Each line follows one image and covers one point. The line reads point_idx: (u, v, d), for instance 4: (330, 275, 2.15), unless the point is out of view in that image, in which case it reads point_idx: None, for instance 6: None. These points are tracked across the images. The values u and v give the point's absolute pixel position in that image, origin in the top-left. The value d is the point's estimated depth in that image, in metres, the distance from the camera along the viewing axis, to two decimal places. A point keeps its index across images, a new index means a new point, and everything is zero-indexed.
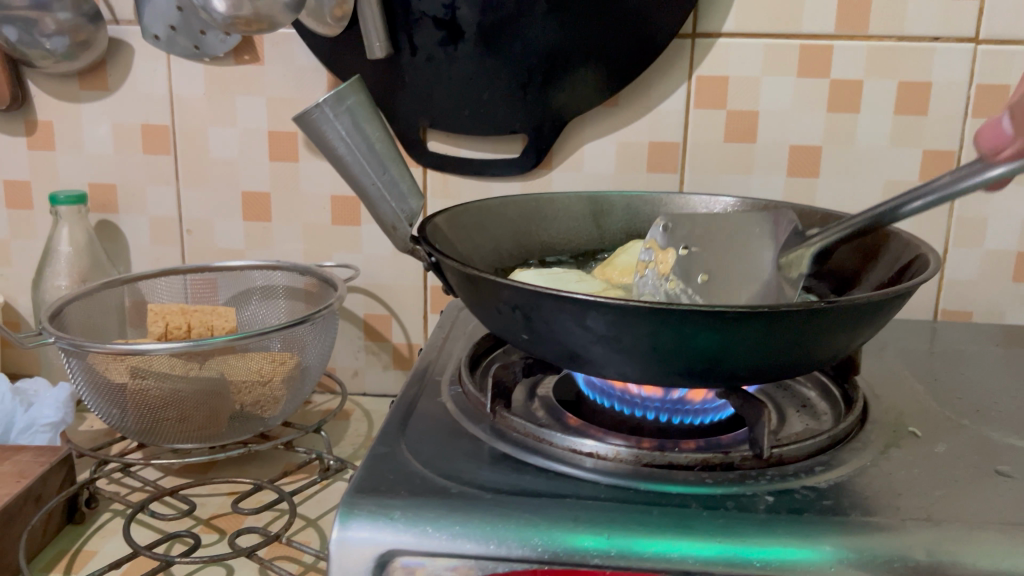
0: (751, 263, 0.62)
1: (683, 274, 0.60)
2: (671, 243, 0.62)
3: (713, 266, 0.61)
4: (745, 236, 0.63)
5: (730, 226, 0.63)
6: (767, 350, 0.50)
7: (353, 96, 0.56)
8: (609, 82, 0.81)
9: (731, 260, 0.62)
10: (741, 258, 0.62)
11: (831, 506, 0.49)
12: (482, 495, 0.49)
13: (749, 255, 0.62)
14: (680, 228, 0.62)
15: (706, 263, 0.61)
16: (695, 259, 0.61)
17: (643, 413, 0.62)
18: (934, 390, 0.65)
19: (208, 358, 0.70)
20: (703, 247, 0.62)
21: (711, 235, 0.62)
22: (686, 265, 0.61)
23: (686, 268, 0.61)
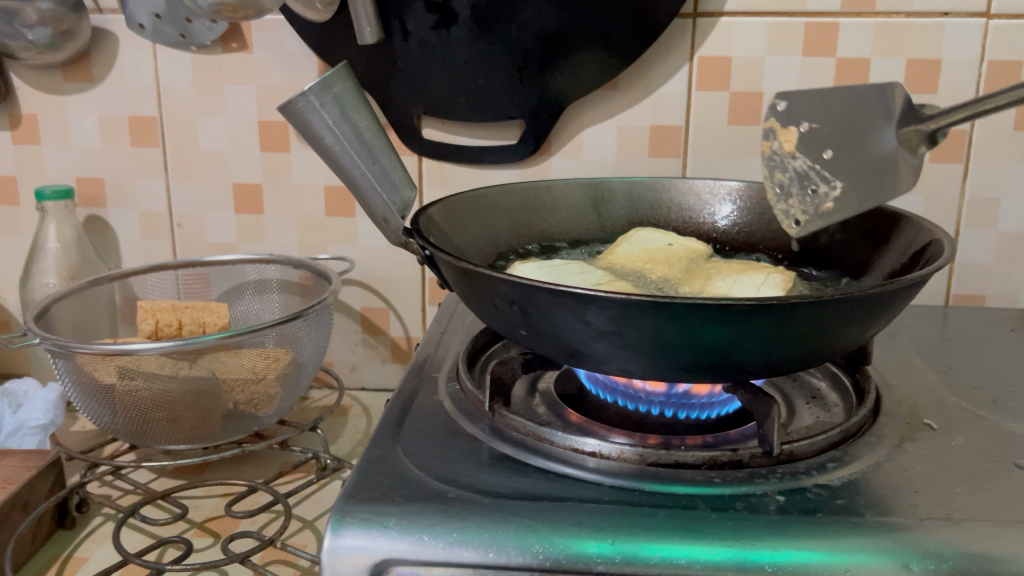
0: (873, 139, 0.55)
1: (809, 150, 0.57)
2: (791, 120, 0.59)
3: (835, 140, 0.56)
4: (855, 108, 0.57)
5: (834, 108, 0.58)
6: (776, 343, 0.48)
7: (340, 84, 0.54)
8: (608, 64, 0.78)
9: (857, 134, 0.56)
10: (859, 136, 0.56)
11: (844, 506, 0.47)
12: (480, 500, 0.47)
13: (865, 133, 0.56)
14: (800, 106, 0.59)
15: (831, 136, 0.56)
16: (821, 134, 0.57)
17: (647, 409, 0.60)
18: (949, 378, 0.63)
19: (199, 356, 0.68)
20: (828, 120, 0.57)
21: (834, 108, 0.58)
22: (813, 139, 0.57)
23: (813, 144, 0.57)
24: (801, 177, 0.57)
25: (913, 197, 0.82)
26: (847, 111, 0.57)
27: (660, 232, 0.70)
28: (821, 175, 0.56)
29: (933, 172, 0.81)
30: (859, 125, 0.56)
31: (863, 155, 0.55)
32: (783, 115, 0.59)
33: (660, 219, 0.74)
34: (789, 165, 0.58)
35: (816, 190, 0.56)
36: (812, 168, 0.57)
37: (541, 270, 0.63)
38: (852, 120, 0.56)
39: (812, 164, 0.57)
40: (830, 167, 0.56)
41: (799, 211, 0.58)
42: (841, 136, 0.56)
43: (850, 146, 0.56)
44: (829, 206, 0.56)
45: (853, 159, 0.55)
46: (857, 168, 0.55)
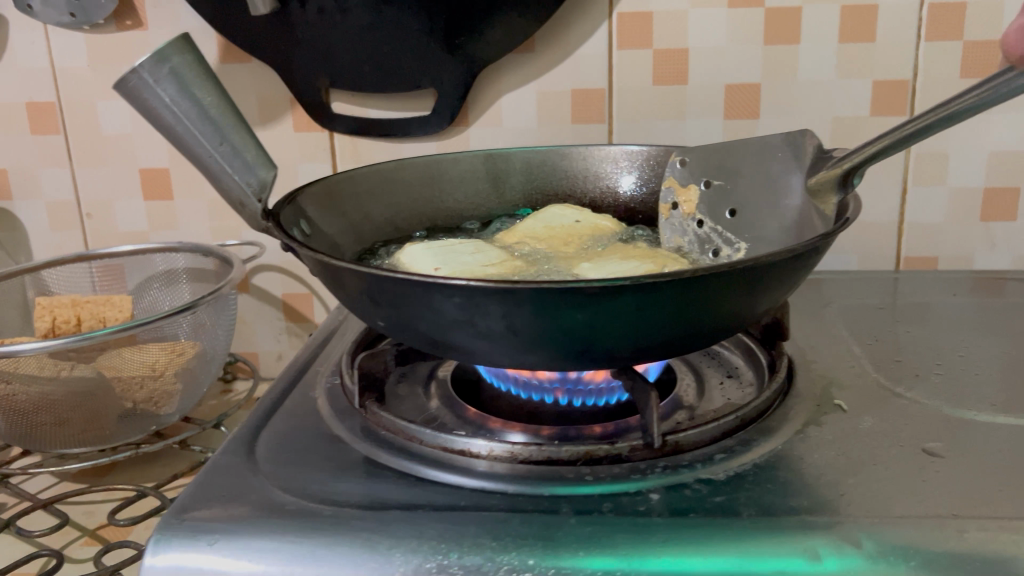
0: (782, 193, 0.53)
1: (707, 214, 0.58)
2: (689, 180, 0.60)
3: (738, 201, 0.56)
4: (762, 163, 0.54)
5: (742, 159, 0.56)
6: (648, 323, 0.44)
7: (176, 57, 0.50)
8: (518, 25, 0.73)
9: (762, 192, 0.54)
10: (770, 195, 0.53)
11: (722, 504, 0.42)
12: (321, 511, 0.43)
13: (772, 188, 0.53)
14: (695, 164, 0.59)
15: (733, 197, 0.56)
16: (720, 195, 0.57)
17: (541, 397, 0.56)
18: (873, 351, 0.58)
19: (97, 353, 0.64)
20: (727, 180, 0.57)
21: (737, 164, 0.56)
22: (710, 203, 0.58)
23: (713, 206, 0.58)
24: (704, 238, 0.59)
25: None
26: (756, 166, 0.55)
27: (571, 209, 0.65)
28: (725, 237, 0.57)
29: (874, 128, 0.76)
30: (764, 181, 0.54)
31: (766, 212, 0.54)
32: (683, 174, 0.60)
33: (577, 189, 0.69)
34: (690, 226, 0.60)
35: (721, 252, 0.57)
36: (715, 230, 0.58)
37: (430, 252, 0.57)
38: (764, 174, 0.54)
39: (715, 226, 0.58)
40: (734, 228, 0.56)
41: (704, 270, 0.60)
42: (746, 196, 0.55)
43: (753, 206, 0.55)
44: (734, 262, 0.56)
45: (757, 216, 0.54)
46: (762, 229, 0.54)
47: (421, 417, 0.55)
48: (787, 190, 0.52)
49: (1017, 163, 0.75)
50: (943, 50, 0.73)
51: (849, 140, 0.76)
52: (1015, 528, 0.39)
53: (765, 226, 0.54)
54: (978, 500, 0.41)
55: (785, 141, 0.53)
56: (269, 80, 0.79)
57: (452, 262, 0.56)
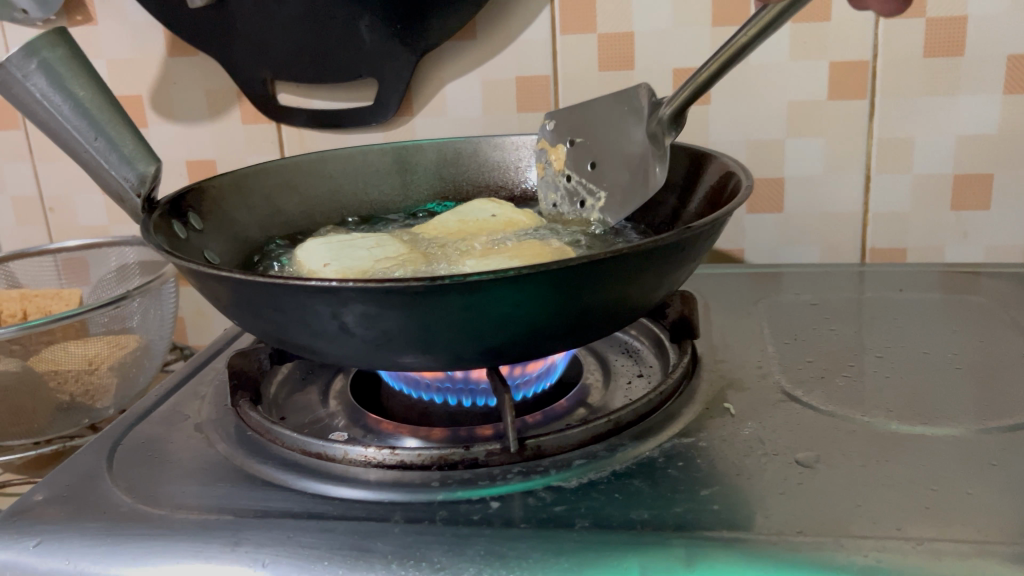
0: (625, 141, 0.56)
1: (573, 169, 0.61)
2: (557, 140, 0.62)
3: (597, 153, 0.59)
4: (612, 114, 0.57)
5: (593, 111, 0.59)
6: (491, 321, 0.42)
7: (47, 50, 0.49)
8: (454, 11, 0.71)
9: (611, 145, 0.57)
10: (618, 149, 0.57)
11: (559, 515, 0.40)
12: (154, 514, 0.42)
13: (619, 139, 0.57)
14: (562, 123, 0.61)
15: (592, 149, 0.59)
16: (581, 148, 0.60)
17: (431, 397, 0.55)
18: (787, 350, 0.55)
19: (36, 349, 0.66)
20: (587, 135, 0.59)
21: (593, 120, 0.59)
22: (574, 158, 0.60)
23: (577, 160, 0.60)
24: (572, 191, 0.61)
25: (813, 141, 0.73)
26: (607, 118, 0.58)
27: (493, 203, 0.64)
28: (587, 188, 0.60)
29: (832, 112, 0.71)
30: (613, 131, 0.57)
31: (616, 162, 0.57)
32: (552, 134, 0.62)
33: (507, 181, 0.68)
34: (560, 180, 0.63)
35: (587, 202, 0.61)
36: (580, 182, 0.60)
37: (323, 247, 0.57)
38: (613, 125, 0.57)
39: (580, 178, 0.60)
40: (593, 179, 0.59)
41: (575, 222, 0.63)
42: (600, 146, 0.58)
43: (606, 157, 0.58)
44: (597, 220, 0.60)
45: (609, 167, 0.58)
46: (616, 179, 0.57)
47: (308, 418, 0.54)
48: (631, 138, 0.55)
49: (987, 148, 0.70)
50: (904, 27, 0.68)
51: (807, 124, 0.72)
52: (858, 548, 0.36)
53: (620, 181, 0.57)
54: (830, 518, 0.38)
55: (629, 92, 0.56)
56: (215, 72, 0.78)
57: (341, 258, 0.56)
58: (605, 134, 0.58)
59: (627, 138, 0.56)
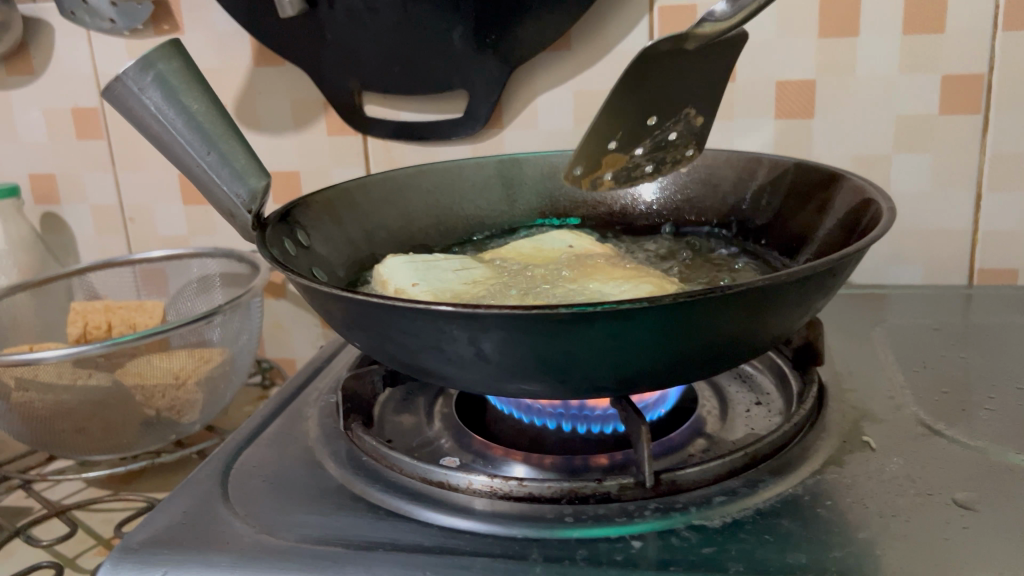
0: (685, 62, 0.51)
1: (642, 137, 0.54)
2: (597, 159, 0.54)
3: (656, 108, 0.52)
4: (659, 71, 0.50)
5: (617, 108, 0.50)
6: (631, 350, 0.39)
7: (162, 63, 0.48)
8: (550, 21, 0.69)
9: (666, 83, 0.51)
10: (672, 80, 0.51)
11: (708, 557, 0.38)
12: (279, 545, 0.40)
13: (670, 75, 0.51)
14: (590, 154, 0.52)
15: (648, 116, 0.52)
16: (636, 127, 0.53)
17: (544, 423, 0.53)
18: (918, 380, 0.52)
19: (122, 361, 0.64)
20: (628, 119, 0.51)
21: (621, 110, 0.50)
22: (635, 136, 0.54)
23: (639, 132, 0.53)
24: (656, 145, 0.56)
25: (921, 157, 0.70)
26: (638, 91, 0.50)
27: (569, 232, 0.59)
28: (666, 124, 0.55)
29: (942, 127, 0.68)
30: (663, 82, 0.51)
31: (680, 84, 0.52)
32: (587, 165, 0.54)
33: (605, 197, 0.66)
34: (634, 160, 0.56)
35: (673, 129, 0.56)
36: (655, 135, 0.55)
37: (407, 265, 0.52)
38: (662, 78, 0.50)
39: (653, 133, 0.55)
40: (663, 116, 0.54)
41: (666, 159, 0.58)
42: (659, 97, 0.52)
43: (668, 92, 0.52)
44: (700, 121, 0.57)
45: (675, 93, 0.53)
46: (700, 86, 0.54)
47: (416, 440, 0.53)
48: (691, 55, 0.50)
49: None
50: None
51: (914, 139, 0.69)
52: None
53: (707, 85, 0.55)
54: (1007, 566, 0.35)
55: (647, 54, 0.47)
56: (302, 82, 0.77)
57: (431, 278, 0.52)
58: (656, 91, 0.51)
59: (701, 54, 0.51)
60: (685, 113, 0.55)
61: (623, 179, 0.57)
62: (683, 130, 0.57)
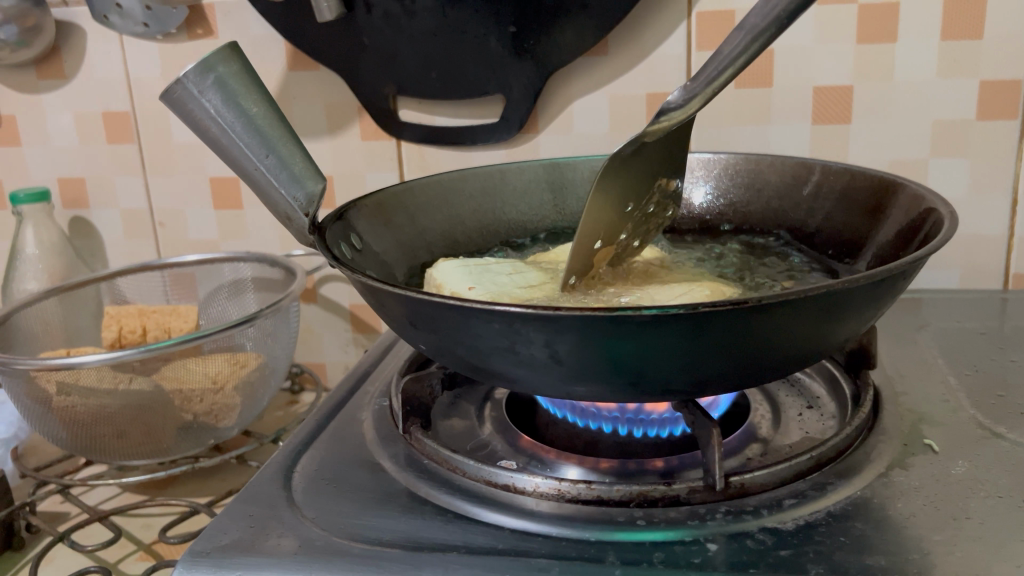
0: (650, 151, 0.49)
1: (628, 221, 0.52)
2: (586, 262, 0.51)
3: (630, 194, 0.50)
4: (625, 166, 0.48)
5: (596, 210, 0.48)
6: (706, 355, 0.39)
7: (222, 66, 0.49)
8: (589, 27, 0.69)
9: (633, 174, 0.49)
10: (639, 167, 0.50)
11: (787, 559, 0.38)
12: (351, 548, 0.40)
13: (639, 163, 0.49)
14: (578, 261, 0.50)
15: (624, 204, 0.50)
16: (615, 220, 0.51)
17: (600, 427, 0.53)
18: (972, 384, 0.52)
19: (160, 365, 0.64)
20: (606, 216, 0.49)
21: (599, 210, 0.48)
22: (617, 229, 0.51)
23: (620, 222, 0.51)
24: (641, 220, 0.54)
25: (958, 162, 0.70)
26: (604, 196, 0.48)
27: None
28: (646, 202, 0.53)
29: (980, 133, 0.69)
30: (629, 171, 0.49)
31: (650, 163, 0.51)
32: (579, 271, 0.51)
33: None
34: (624, 245, 0.54)
35: (653, 201, 0.54)
36: (637, 214, 0.53)
37: (462, 270, 0.53)
38: (636, 165, 0.49)
39: (636, 213, 0.53)
40: (639, 197, 0.52)
41: (650, 231, 0.56)
42: (630, 184, 0.50)
43: (640, 176, 0.51)
44: (672, 185, 0.56)
45: (648, 174, 0.51)
46: (669, 162, 0.53)
47: (471, 444, 0.53)
48: (651, 146, 0.49)
49: None
50: None
51: (951, 144, 0.70)
52: None
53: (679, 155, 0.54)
54: None
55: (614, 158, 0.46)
56: (337, 87, 0.77)
57: (485, 281, 0.52)
58: (625, 181, 0.49)
59: (664, 138, 0.50)
60: (659, 185, 0.54)
61: (618, 267, 0.55)
62: (659, 199, 0.55)
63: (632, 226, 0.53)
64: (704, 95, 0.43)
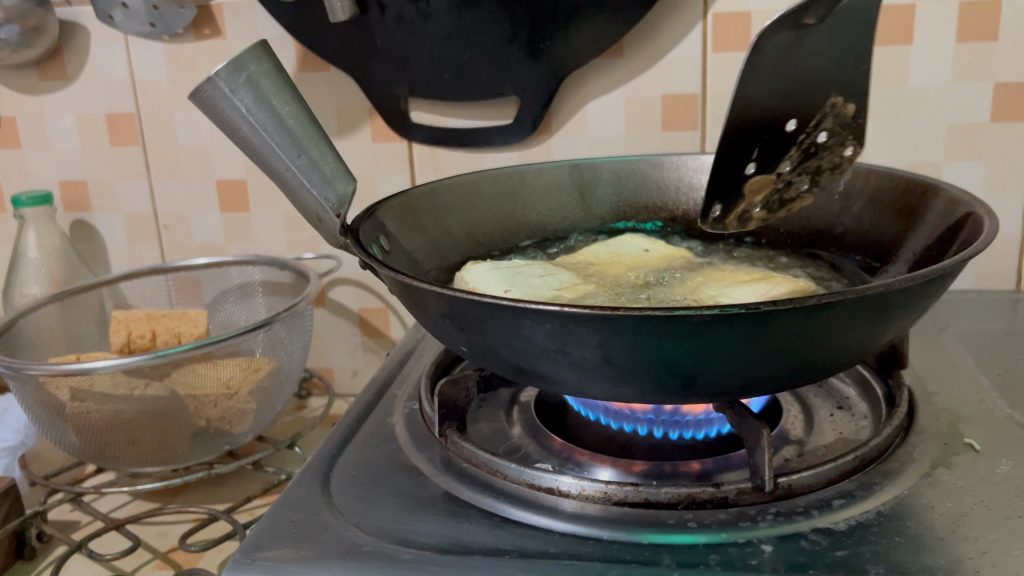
0: (823, 52, 0.48)
1: (786, 140, 0.51)
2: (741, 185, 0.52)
3: (793, 104, 0.49)
4: (790, 67, 0.48)
5: (760, 131, 0.49)
6: (763, 357, 0.38)
7: (254, 65, 0.47)
8: (607, 29, 0.69)
9: (807, 81, 0.49)
10: (809, 80, 0.49)
11: (845, 560, 0.37)
12: (401, 554, 0.39)
13: (812, 70, 0.49)
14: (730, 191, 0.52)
15: (788, 118, 0.50)
16: (776, 138, 0.50)
17: (634, 428, 0.52)
18: (1003, 386, 0.53)
19: (171, 369, 0.62)
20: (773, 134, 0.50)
21: (764, 124, 0.49)
22: (777, 148, 0.51)
23: (780, 138, 0.51)
24: (802, 149, 0.52)
25: (972, 164, 0.71)
26: (754, 104, 0.48)
27: (642, 237, 0.62)
28: (809, 127, 0.52)
29: (994, 135, 0.69)
30: (794, 72, 0.48)
31: (819, 73, 0.49)
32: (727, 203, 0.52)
33: (668, 201, 0.65)
34: (780, 168, 0.53)
35: (819, 130, 0.52)
36: (800, 138, 0.52)
37: (498, 273, 0.54)
38: (795, 76, 0.48)
39: (796, 134, 0.51)
40: (807, 119, 0.51)
41: (822, 167, 0.54)
42: (798, 95, 0.49)
43: (807, 88, 0.49)
44: (851, 110, 0.52)
45: (815, 79, 0.49)
46: (844, 76, 0.50)
47: (503, 447, 0.52)
48: (826, 52, 0.49)
49: None
50: None
51: (965, 147, 0.70)
52: None
53: (851, 70, 0.50)
54: None
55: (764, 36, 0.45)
56: (348, 88, 0.76)
57: (519, 279, 0.54)
58: (793, 90, 0.49)
59: (832, 40, 0.48)
60: (829, 107, 0.51)
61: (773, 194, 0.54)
62: (834, 126, 0.53)
63: (789, 151, 0.52)
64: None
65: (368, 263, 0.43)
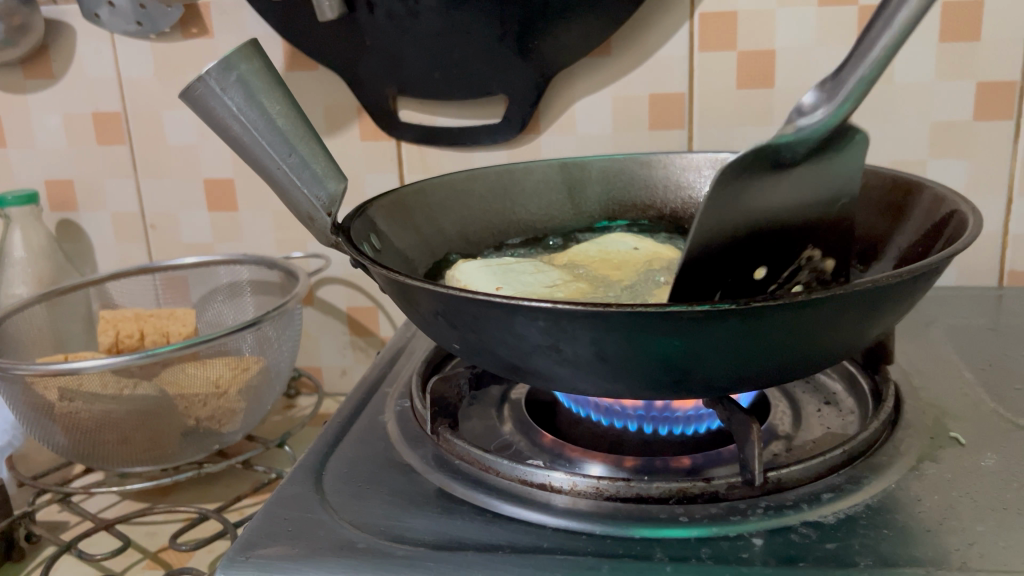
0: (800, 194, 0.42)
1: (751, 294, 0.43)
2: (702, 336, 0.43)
3: (755, 248, 0.41)
4: (755, 203, 0.39)
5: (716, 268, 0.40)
6: (753, 352, 0.38)
7: (244, 64, 0.47)
8: (595, 28, 0.69)
9: (773, 209, 0.41)
10: (775, 215, 0.41)
11: (835, 552, 0.38)
12: (395, 550, 0.39)
13: (780, 206, 0.41)
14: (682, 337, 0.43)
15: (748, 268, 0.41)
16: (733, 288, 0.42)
17: (624, 424, 0.53)
18: (988, 381, 0.53)
19: (160, 369, 0.62)
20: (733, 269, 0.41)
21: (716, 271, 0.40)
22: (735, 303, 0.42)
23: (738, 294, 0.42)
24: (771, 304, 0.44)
25: (956, 162, 0.71)
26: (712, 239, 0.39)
27: (631, 236, 0.62)
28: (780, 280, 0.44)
29: (977, 134, 0.70)
30: (761, 213, 0.40)
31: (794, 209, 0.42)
32: None
33: (656, 199, 0.65)
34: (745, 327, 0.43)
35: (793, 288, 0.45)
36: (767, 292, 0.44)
37: (488, 272, 0.54)
38: (770, 228, 0.41)
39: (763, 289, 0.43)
40: (774, 271, 0.43)
41: None
42: (764, 238, 0.41)
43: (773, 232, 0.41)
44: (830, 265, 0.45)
45: (786, 215, 0.41)
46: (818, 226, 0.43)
47: (495, 444, 0.53)
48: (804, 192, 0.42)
49: None
50: None
51: (949, 145, 0.71)
52: None
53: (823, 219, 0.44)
54: None
55: (730, 186, 0.38)
56: (337, 87, 0.76)
57: (509, 278, 0.55)
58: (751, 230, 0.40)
59: (809, 190, 0.42)
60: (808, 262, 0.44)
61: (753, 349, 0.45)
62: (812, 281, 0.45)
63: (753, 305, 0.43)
64: (852, 92, 0.38)
65: (359, 261, 0.43)
